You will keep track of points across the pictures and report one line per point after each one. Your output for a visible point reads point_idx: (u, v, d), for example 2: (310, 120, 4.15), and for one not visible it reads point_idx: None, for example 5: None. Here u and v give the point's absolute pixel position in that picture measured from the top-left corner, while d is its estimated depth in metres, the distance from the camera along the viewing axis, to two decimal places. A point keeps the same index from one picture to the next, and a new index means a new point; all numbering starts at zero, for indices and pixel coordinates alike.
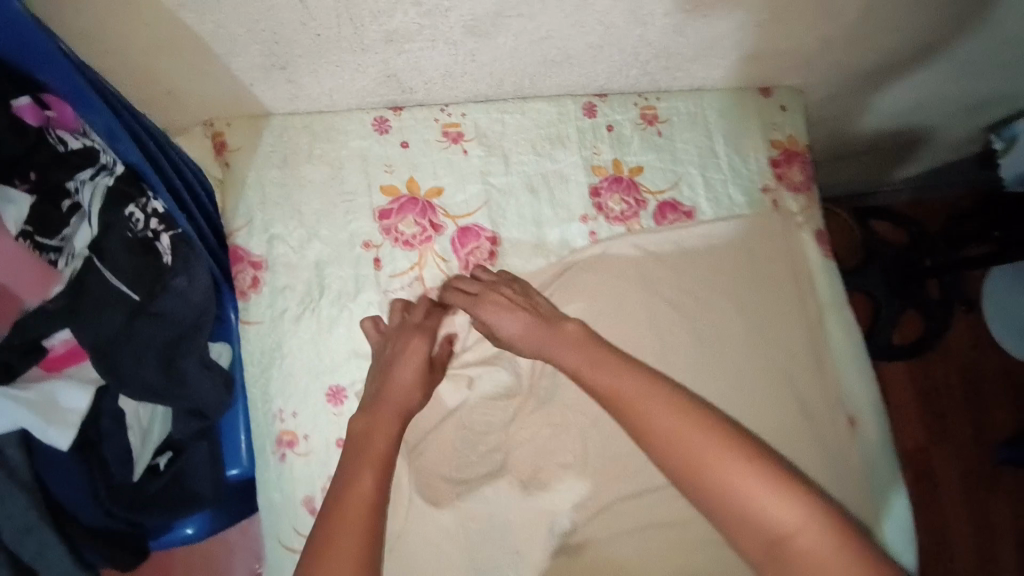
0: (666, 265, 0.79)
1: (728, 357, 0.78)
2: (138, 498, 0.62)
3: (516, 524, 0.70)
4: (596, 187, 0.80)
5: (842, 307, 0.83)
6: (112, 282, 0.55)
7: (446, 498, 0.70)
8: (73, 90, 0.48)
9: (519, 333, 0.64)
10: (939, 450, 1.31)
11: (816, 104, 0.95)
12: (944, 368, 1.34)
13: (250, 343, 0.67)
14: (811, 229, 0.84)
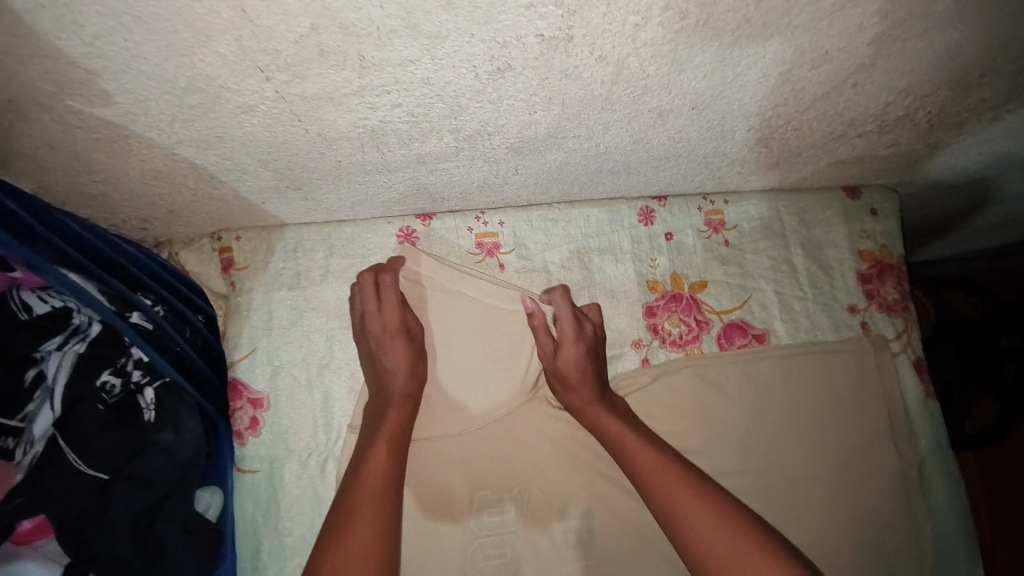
0: (731, 404, 0.67)
1: (799, 531, 0.64)
2: None
3: None
4: (650, 306, 0.69)
5: (945, 455, 0.69)
6: (75, 463, 0.48)
7: None
8: (30, 262, 0.46)
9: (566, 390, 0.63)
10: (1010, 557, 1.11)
11: (908, 196, 0.82)
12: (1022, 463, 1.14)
13: (246, 496, 0.58)
14: (909, 359, 0.70)
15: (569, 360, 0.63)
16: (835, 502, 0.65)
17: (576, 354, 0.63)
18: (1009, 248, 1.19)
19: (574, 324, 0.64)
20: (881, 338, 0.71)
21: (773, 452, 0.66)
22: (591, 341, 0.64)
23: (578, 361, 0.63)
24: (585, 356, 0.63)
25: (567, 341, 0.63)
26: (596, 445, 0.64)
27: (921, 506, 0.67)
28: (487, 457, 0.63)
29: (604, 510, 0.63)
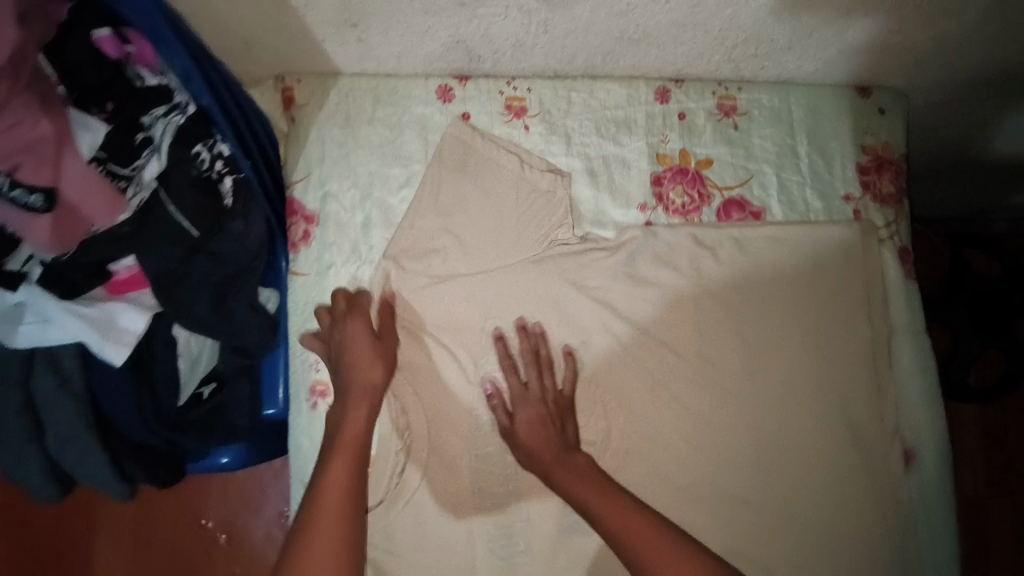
0: (723, 266, 0.74)
1: (762, 534, 0.70)
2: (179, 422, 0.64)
3: (525, 487, 0.69)
4: (658, 176, 0.76)
5: (918, 329, 0.74)
6: (174, 216, 0.56)
7: (459, 455, 0.70)
8: (152, 29, 0.51)
9: (523, 422, 0.68)
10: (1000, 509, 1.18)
11: (920, 108, 0.87)
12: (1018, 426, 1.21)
13: (296, 292, 0.70)
14: (895, 246, 0.76)
15: (528, 442, 0.67)
16: (807, 363, 0.72)
17: (530, 442, 0.67)
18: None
19: (529, 407, 0.68)
20: (872, 225, 0.76)
21: (758, 311, 0.73)
22: (548, 411, 0.68)
23: (536, 442, 0.66)
24: (546, 437, 0.67)
25: (523, 421, 0.68)
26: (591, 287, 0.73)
27: (888, 371, 0.72)
28: (500, 288, 0.72)
29: (596, 338, 0.72)
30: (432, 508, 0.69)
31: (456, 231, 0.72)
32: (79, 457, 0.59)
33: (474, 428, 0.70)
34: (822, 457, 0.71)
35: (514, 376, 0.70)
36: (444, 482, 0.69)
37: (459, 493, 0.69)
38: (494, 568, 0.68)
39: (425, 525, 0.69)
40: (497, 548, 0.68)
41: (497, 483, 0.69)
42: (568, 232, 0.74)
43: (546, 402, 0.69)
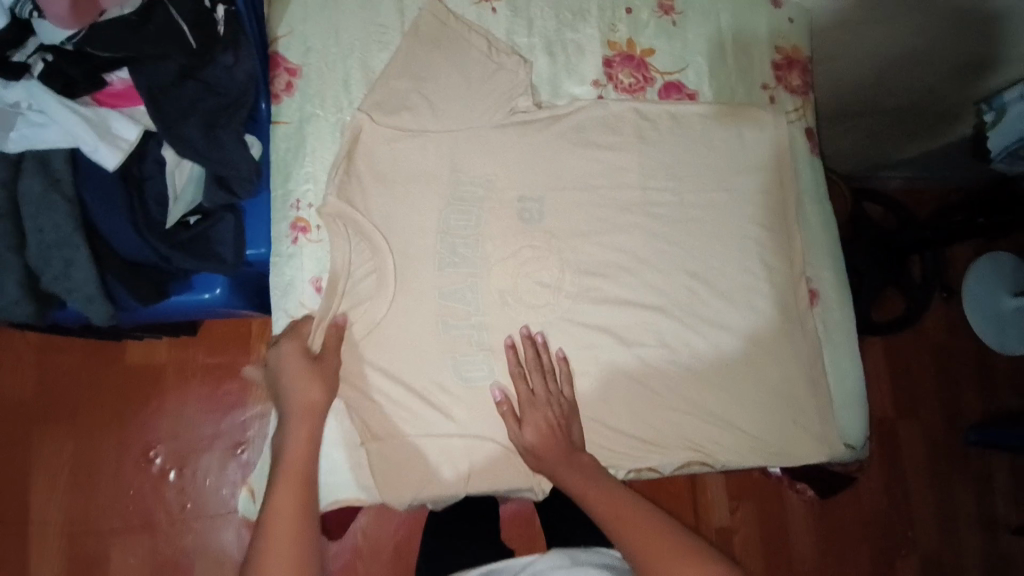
0: (663, 136, 0.85)
1: (731, 408, 0.78)
2: (171, 238, 0.65)
3: (493, 322, 0.77)
4: (608, 60, 0.87)
5: (819, 194, 0.89)
6: (177, 25, 0.63)
7: (428, 290, 0.75)
8: None
9: (533, 436, 0.72)
10: (905, 426, 1.41)
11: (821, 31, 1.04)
12: (916, 347, 1.45)
13: (278, 139, 0.75)
14: (802, 126, 0.90)
15: (536, 444, 0.72)
16: (736, 215, 0.84)
17: (537, 443, 0.72)
18: (912, 167, 1.44)
19: (536, 412, 0.73)
20: (783, 109, 0.90)
21: (694, 175, 0.84)
22: (554, 417, 0.73)
23: (543, 444, 0.72)
24: (553, 442, 0.72)
25: (531, 425, 0.72)
26: (546, 147, 0.82)
27: (794, 223, 0.85)
28: (473, 146, 0.79)
29: (554, 192, 0.81)
30: (407, 344, 0.74)
31: (429, 94, 0.79)
32: (66, 263, 0.59)
33: (439, 269, 0.76)
34: (750, 297, 0.81)
35: (522, 383, 0.74)
36: (415, 321, 0.74)
37: (427, 330, 0.75)
38: (462, 393, 0.75)
39: (401, 356, 0.74)
40: (463, 373, 0.75)
41: (460, 317, 0.76)
42: (528, 100, 0.82)
43: (552, 407, 0.74)
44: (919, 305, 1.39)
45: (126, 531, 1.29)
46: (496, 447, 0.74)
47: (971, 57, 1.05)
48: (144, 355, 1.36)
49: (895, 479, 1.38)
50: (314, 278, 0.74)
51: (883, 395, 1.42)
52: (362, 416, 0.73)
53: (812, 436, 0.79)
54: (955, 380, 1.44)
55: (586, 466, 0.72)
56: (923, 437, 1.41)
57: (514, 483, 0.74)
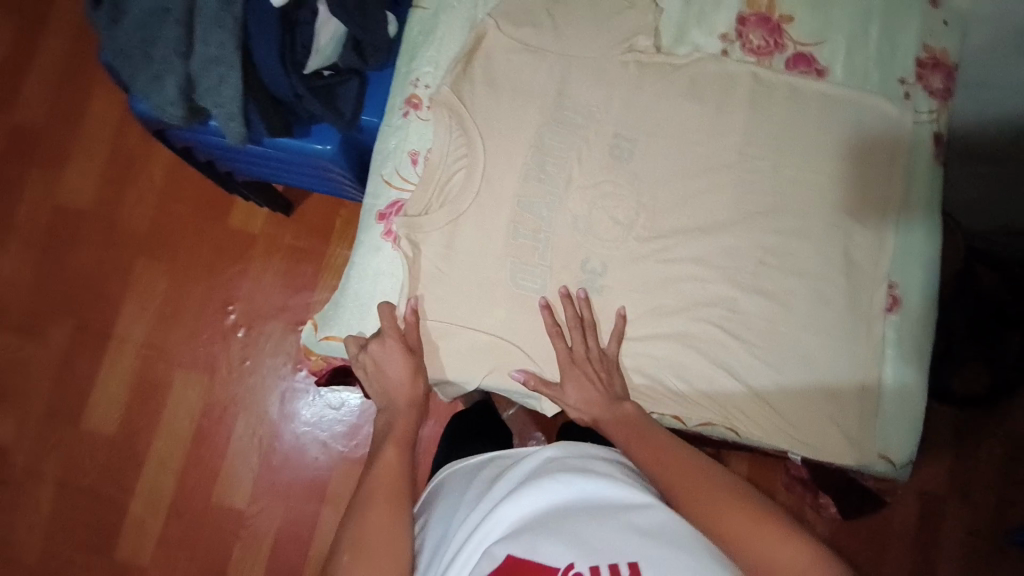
0: (777, 105, 0.82)
1: (776, 397, 0.76)
2: (306, 82, 0.73)
3: (557, 246, 0.76)
4: (743, 17, 0.85)
5: (932, 208, 0.83)
6: None
7: (505, 194, 0.75)
8: None
9: (573, 394, 0.74)
10: (954, 501, 1.32)
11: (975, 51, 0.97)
12: (989, 424, 1.34)
13: (414, 22, 0.80)
14: (931, 129, 0.85)
15: (579, 401, 0.74)
16: (832, 200, 0.81)
17: (579, 399, 0.74)
18: None
19: (573, 370, 0.74)
20: (916, 108, 0.86)
21: (802, 150, 0.81)
22: (593, 373, 0.75)
23: (586, 401, 0.74)
24: (594, 394, 0.74)
25: (572, 384, 0.74)
26: (658, 87, 0.80)
27: (893, 224, 0.81)
28: (583, 73, 0.79)
29: (650, 134, 0.79)
30: (474, 243, 0.75)
31: (554, 14, 0.80)
32: (221, 78, 0.68)
33: (522, 179, 0.76)
34: (823, 283, 0.79)
35: (561, 342, 0.75)
36: (484, 223, 0.75)
37: (491, 237, 0.75)
38: (511, 303, 0.76)
39: (464, 250, 0.75)
40: (516, 279, 0.76)
41: (529, 229, 0.76)
42: (648, 41, 0.81)
43: (592, 364, 0.75)
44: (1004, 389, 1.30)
45: (189, 367, 1.45)
46: (521, 352, 0.76)
47: None
48: (243, 220, 1.49)
49: (926, 549, 1.31)
50: (414, 153, 0.77)
51: (936, 462, 1.34)
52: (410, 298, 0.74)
53: (844, 434, 0.76)
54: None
55: (632, 415, 0.72)
56: (970, 511, 1.32)
57: (527, 388, 0.76)
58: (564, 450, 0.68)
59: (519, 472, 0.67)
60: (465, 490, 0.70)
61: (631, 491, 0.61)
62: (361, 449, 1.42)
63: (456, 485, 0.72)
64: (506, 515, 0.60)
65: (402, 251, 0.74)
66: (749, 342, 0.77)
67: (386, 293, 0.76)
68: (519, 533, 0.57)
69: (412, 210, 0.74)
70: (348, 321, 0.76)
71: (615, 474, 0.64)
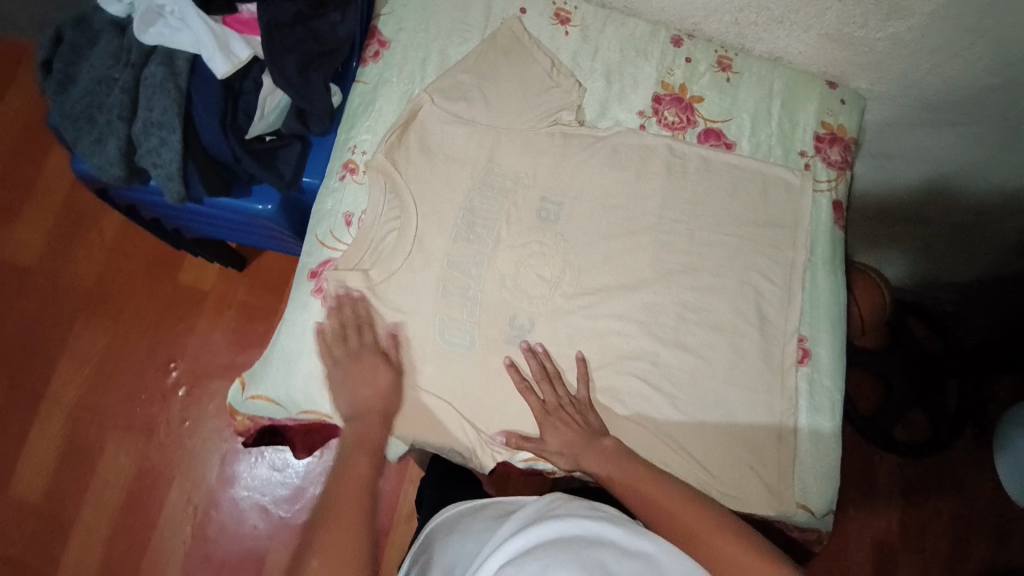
0: (690, 174, 0.90)
1: (700, 450, 0.79)
2: (247, 145, 0.78)
3: (484, 302, 0.80)
4: (659, 96, 0.94)
5: (834, 269, 0.91)
6: None
7: (437, 253, 0.79)
8: None
9: (556, 441, 0.76)
10: (905, 554, 1.36)
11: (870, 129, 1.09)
12: (935, 476, 1.40)
13: (355, 95, 0.87)
14: (830, 197, 0.94)
15: (558, 446, 0.75)
16: (743, 260, 0.87)
17: (558, 443, 0.75)
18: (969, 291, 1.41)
19: (558, 407, 0.77)
20: (815, 178, 0.95)
21: (714, 214, 0.89)
22: (568, 418, 0.76)
23: (566, 447, 0.75)
24: (571, 436, 0.75)
25: (552, 433, 0.76)
26: (582, 157, 0.88)
27: (800, 283, 0.88)
28: (511, 143, 0.86)
29: (573, 200, 0.86)
30: (406, 300, 0.78)
31: (486, 90, 0.87)
32: (162, 141, 0.71)
33: (452, 239, 0.80)
34: (735, 336, 0.84)
35: (532, 396, 0.77)
36: (413, 280, 0.78)
37: (422, 293, 0.78)
38: (442, 357, 0.78)
39: (396, 307, 0.77)
40: (444, 336, 0.78)
41: (458, 287, 0.79)
42: (571, 115, 0.89)
43: (565, 409, 0.77)
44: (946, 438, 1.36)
45: (126, 430, 1.39)
46: (453, 409, 0.77)
47: (1013, 185, 1.06)
48: (193, 276, 1.49)
49: None
50: (348, 214, 0.81)
51: (884, 514, 1.38)
52: (341, 351, 0.75)
53: (763, 479, 0.79)
54: (975, 523, 1.36)
55: (617, 449, 0.74)
56: (919, 558, 1.36)
57: (458, 444, 0.76)
58: (567, 496, 0.66)
59: (524, 515, 0.63)
60: (463, 534, 0.66)
61: (640, 537, 0.59)
62: (304, 515, 1.36)
63: (453, 529, 0.69)
64: (512, 545, 0.57)
65: (326, 306, 0.77)
66: (673, 393, 0.80)
67: (317, 350, 0.77)
68: (528, 562, 0.53)
69: (342, 266, 0.77)
70: (275, 381, 0.76)
71: (625, 521, 0.62)
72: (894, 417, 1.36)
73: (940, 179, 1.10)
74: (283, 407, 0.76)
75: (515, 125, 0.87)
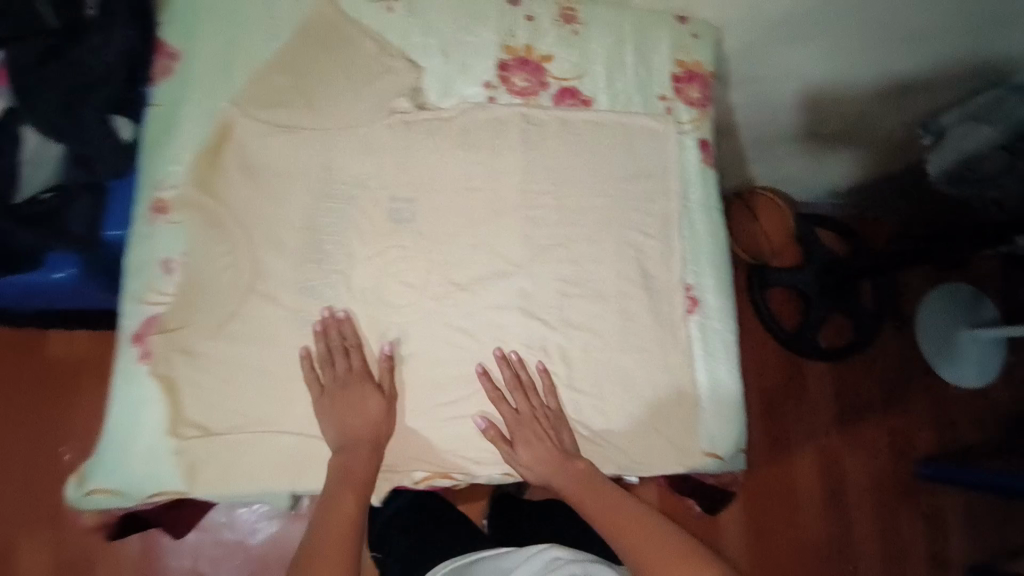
0: (550, 141, 0.85)
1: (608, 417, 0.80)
2: (16, 212, 0.68)
3: (350, 326, 0.75)
4: (504, 64, 0.86)
5: (712, 209, 0.89)
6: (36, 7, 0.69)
7: (284, 285, 0.73)
8: None
9: (527, 454, 0.76)
10: (852, 454, 1.44)
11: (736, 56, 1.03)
12: (862, 375, 1.48)
13: (151, 122, 0.74)
14: (696, 137, 0.91)
15: (528, 459, 0.76)
16: (617, 222, 0.85)
17: (530, 456, 0.76)
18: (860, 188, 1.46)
19: (530, 419, 0.77)
20: (678, 120, 0.91)
21: (579, 180, 0.85)
22: (540, 432, 0.77)
23: (537, 459, 0.76)
24: (544, 452, 0.76)
25: (521, 444, 0.76)
26: (431, 145, 0.80)
27: (675, 233, 0.86)
28: (348, 145, 0.77)
29: (426, 194, 0.80)
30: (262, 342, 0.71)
31: (307, 91, 0.77)
32: None
33: (297, 266, 0.73)
34: (623, 301, 0.83)
35: (504, 405, 0.77)
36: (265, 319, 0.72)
37: (274, 329, 0.72)
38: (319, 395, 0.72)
39: (256, 353, 0.71)
40: (311, 368, 0.72)
41: (318, 315, 0.74)
42: (407, 102, 0.80)
43: (537, 421, 0.77)
44: (864, 335, 1.43)
45: None
46: (331, 449, 0.71)
47: (887, 78, 1.08)
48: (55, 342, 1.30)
49: (842, 499, 1.42)
50: (166, 261, 0.70)
51: (826, 420, 1.45)
52: (199, 416, 0.69)
53: (663, 435, 0.81)
54: (901, 407, 1.49)
55: (588, 470, 0.77)
56: (861, 451, 1.45)
57: (335, 493, 0.69)
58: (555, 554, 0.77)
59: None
60: None
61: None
62: None
63: None
64: None
65: (155, 373, 0.68)
66: (563, 374, 0.79)
67: (155, 427, 0.68)
68: None
69: (169, 324, 0.69)
70: (115, 470, 0.67)
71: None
72: (817, 326, 1.40)
73: (820, 90, 1.10)
74: (129, 495, 0.67)
75: (348, 123, 0.77)
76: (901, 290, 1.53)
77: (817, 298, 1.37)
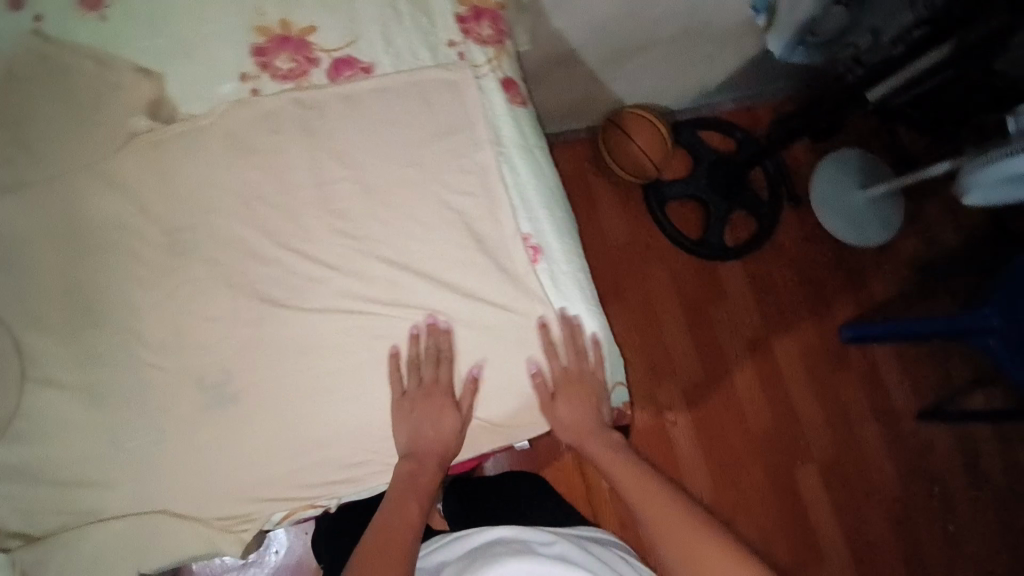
0: (333, 123, 0.77)
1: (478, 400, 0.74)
2: None
3: (158, 386, 0.69)
4: (260, 47, 0.76)
5: (532, 148, 0.84)
6: None
7: (68, 360, 0.68)
8: None
9: (566, 413, 0.76)
10: (778, 338, 1.40)
11: None
12: (778, 262, 1.43)
13: None
14: (497, 78, 0.84)
15: (567, 419, 0.76)
16: (430, 190, 0.78)
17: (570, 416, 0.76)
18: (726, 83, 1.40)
19: (573, 380, 0.77)
20: (473, 63, 0.84)
21: (377, 155, 0.78)
22: (587, 393, 0.77)
23: (573, 419, 0.76)
24: (582, 414, 0.77)
25: (562, 399, 0.76)
26: (196, 162, 0.72)
27: (498, 185, 0.80)
28: (99, 184, 0.70)
29: (209, 216, 0.72)
30: (62, 426, 0.67)
31: (29, 139, 0.69)
32: None
33: (72, 341, 0.68)
34: (460, 272, 0.77)
35: (556, 360, 0.76)
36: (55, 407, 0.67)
37: (72, 412, 0.67)
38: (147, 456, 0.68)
39: (56, 441, 0.67)
40: (121, 442, 0.67)
41: (117, 382, 0.68)
42: (145, 119, 0.72)
43: (586, 381, 0.77)
44: (766, 225, 1.39)
45: None
46: (176, 516, 0.67)
47: None
48: None
49: (779, 385, 1.37)
50: None
51: (750, 313, 1.40)
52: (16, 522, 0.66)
53: (549, 393, 0.76)
54: (821, 281, 1.43)
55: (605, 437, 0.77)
56: (790, 333, 1.40)
57: (198, 549, 0.68)
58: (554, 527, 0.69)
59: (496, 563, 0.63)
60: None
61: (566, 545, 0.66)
62: None
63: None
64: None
65: None
66: (410, 368, 0.73)
67: None
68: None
69: None
70: None
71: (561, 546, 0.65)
72: (720, 228, 1.38)
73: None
74: None
75: (90, 161, 0.70)
76: (796, 171, 1.48)
77: (715, 199, 1.37)
